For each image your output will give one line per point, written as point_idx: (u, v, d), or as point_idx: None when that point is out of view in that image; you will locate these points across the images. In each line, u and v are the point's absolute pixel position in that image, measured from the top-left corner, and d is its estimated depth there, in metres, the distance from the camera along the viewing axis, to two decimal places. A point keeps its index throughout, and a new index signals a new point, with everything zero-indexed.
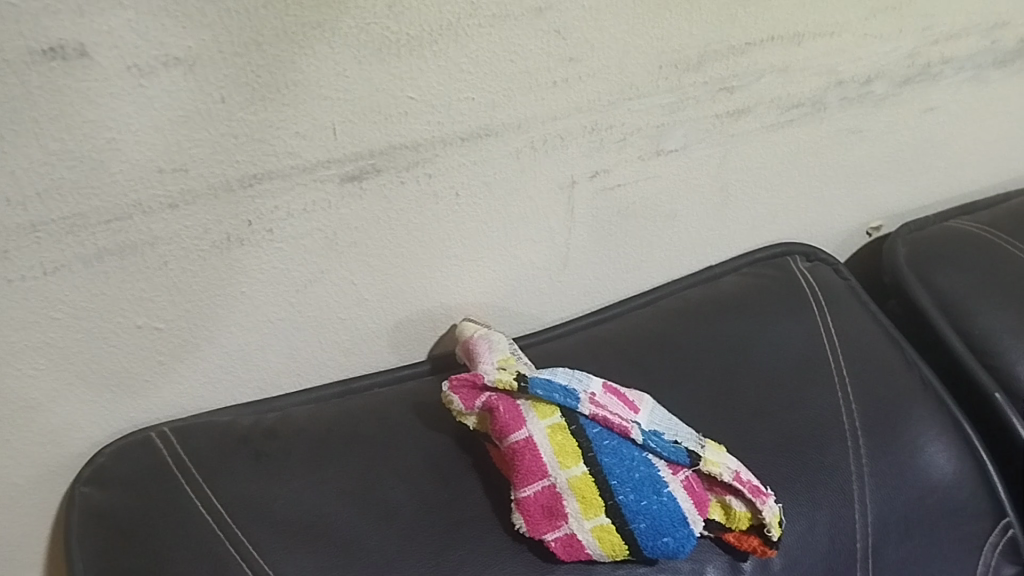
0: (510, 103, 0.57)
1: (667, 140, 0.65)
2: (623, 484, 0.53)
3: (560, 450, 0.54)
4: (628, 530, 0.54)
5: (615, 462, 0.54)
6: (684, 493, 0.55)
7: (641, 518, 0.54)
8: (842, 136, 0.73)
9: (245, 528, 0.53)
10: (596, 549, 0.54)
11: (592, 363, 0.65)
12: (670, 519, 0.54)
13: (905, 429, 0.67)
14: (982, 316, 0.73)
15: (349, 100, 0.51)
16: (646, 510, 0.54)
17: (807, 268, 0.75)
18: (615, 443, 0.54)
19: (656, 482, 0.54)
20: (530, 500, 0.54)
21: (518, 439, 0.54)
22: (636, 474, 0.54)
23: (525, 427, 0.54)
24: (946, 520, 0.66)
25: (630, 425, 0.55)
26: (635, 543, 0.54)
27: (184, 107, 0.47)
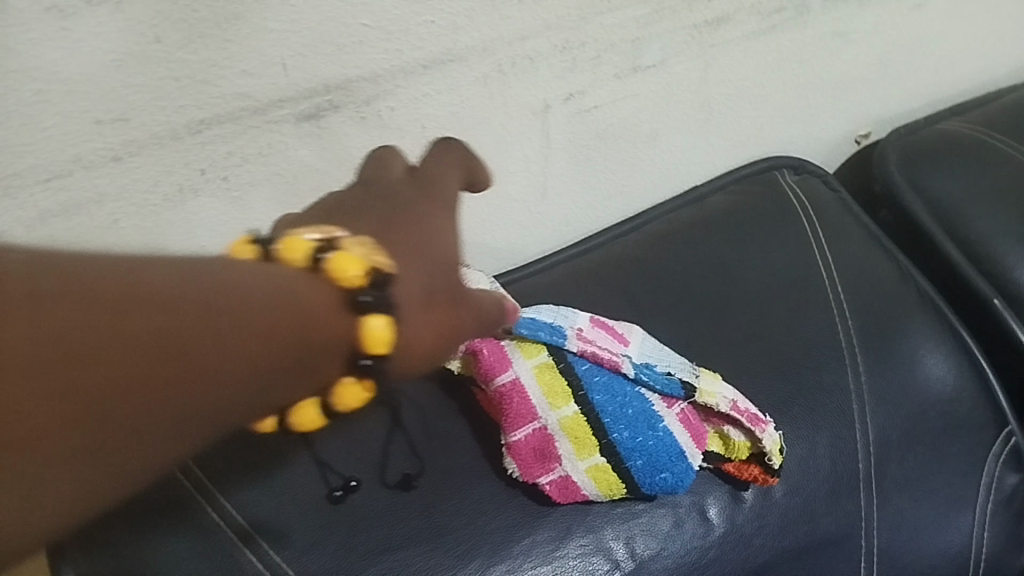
0: (474, 24, 0.53)
1: (644, 54, 0.61)
2: (617, 421, 0.51)
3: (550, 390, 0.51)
4: (624, 468, 0.52)
5: (607, 399, 0.51)
6: (680, 427, 0.53)
7: (638, 455, 0.52)
8: (827, 40, 0.69)
9: (225, 490, 0.51)
10: (592, 489, 0.52)
11: (578, 295, 0.62)
12: (667, 454, 0.52)
13: (903, 342, 0.65)
14: (977, 221, 0.70)
15: (297, 32, 0.47)
16: (642, 447, 0.51)
17: (796, 182, 0.72)
18: (606, 379, 0.52)
19: (651, 417, 0.52)
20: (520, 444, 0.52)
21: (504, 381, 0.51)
22: (630, 410, 0.52)
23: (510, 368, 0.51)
24: (947, 433, 0.64)
25: (620, 359, 0.53)
26: (632, 480, 0.52)
27: (115, 50, 0.43)
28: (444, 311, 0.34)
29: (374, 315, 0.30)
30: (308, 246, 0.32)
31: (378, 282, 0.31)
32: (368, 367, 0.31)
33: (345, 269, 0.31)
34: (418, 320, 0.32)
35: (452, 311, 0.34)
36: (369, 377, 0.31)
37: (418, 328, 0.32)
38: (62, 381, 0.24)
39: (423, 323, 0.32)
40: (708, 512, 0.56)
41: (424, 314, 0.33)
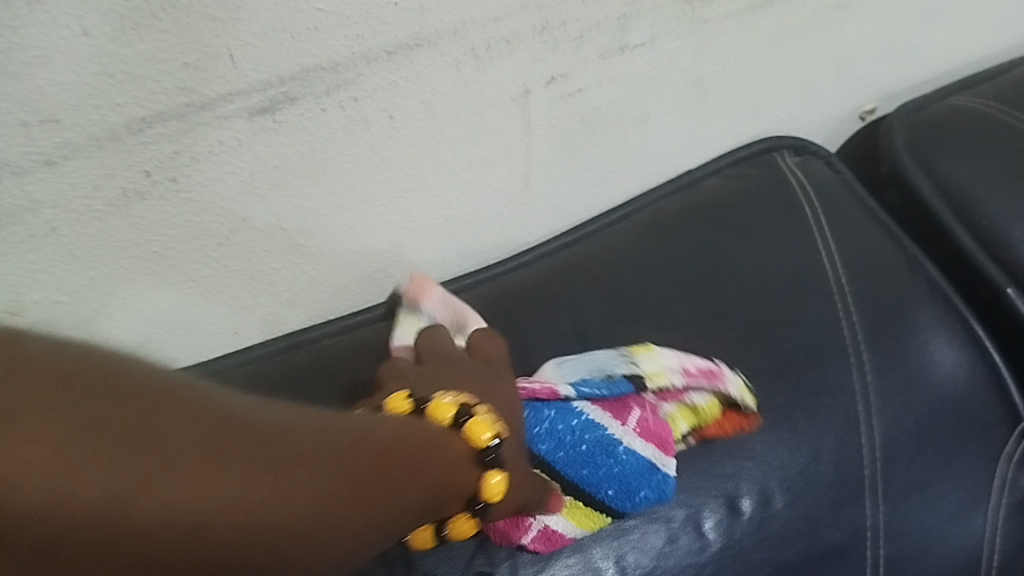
0: (443, 5, 0.48)
1: (631, 33, 0.56)
2: (571, 459, 0.50)
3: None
4: (598, 501, 0.50)
5: (557, 441, 0.50)
6: (641, 440, 0.51)
7: (603, 486, 0.49)
8: (829, 12, 0.64)
9: None
10: (576, 532, 0.50)
11: (565, 295, 0.58)
12: (632, 475, 0.50)
13: (911, 337, 0.62)
14: (989, 203, 0.66)
15: (244, 19, 0.43)
16: (607, 477, 0.49)
17: (797, 164, 0.68)
18: (549, 418, 0.50)
19: (607, 445, 0.50)
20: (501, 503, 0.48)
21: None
22: (583, 447, 0.50)
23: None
24: (959, 433, 0.61)
25: (555, 385, 0.51)
26: (611, 509, 0.50)
27: (38, 45, 0.38)
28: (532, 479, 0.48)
29: (496, 475, 0.44)
30: (450, 407, 0.45)
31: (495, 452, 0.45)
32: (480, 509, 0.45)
33: (478, 431, 0.44)
34: (528, 485, 0.48)
35: (530, 479, 0.48)
36: (479, 514, 0.45)
37: (519, 491, 0.47)
38: (307, 491, 0.34)
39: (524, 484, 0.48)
40: (705, 526, 0.53)
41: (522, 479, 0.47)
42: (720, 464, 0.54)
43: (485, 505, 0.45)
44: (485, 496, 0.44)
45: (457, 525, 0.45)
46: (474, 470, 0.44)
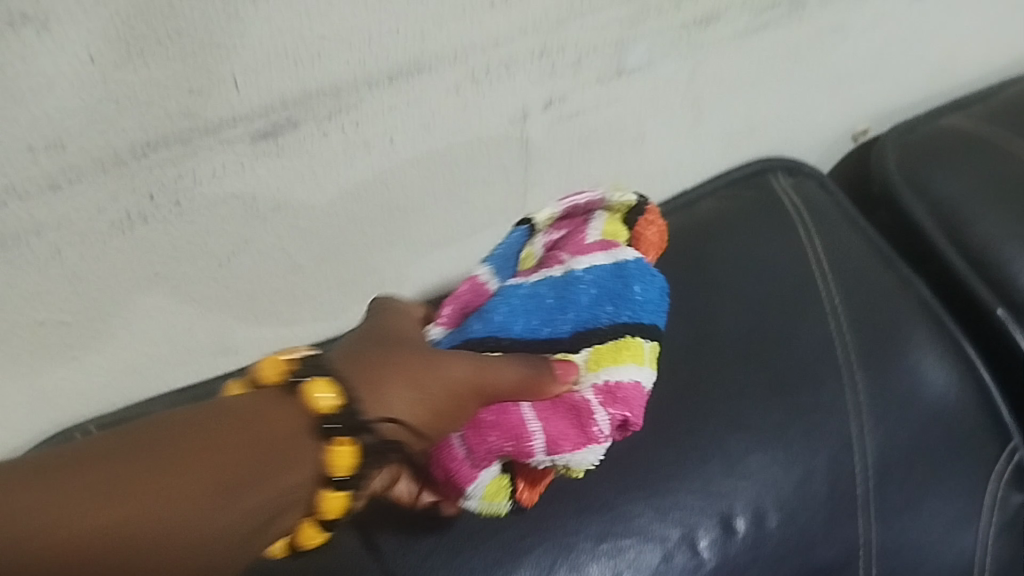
0: (443, 31, 0.49)
1: (629, 57, 0.57)
2: (537, 317, 0.44)
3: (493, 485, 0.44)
4: (610, 327, 0.44)
5: (516, 316, 0.44)
6: (589, 254, 0.46)
7: (594, 308, 0.44)
8: (823, 36, 0.65)
9: None
10: (634, 371, 0.42)
11: None
12: (611, 291, 0.45)
13: (904, 357, 0.62)
14: (979, 224, 0.67)
15: (249, 46, 0.43)
16: (584, 293, 0.44)
17: (790, 185, 0.69)
18: (492, 305, 0.45)
19: (565, 286, 0.45)
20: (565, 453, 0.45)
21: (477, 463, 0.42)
22: (545, 299, 0.45)
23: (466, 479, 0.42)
24: (950, 451, 0.61)
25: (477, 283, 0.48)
26: (631, 322, 0.44)
27: (45, 73, 0.39)
28: (423, 377, 0.38)
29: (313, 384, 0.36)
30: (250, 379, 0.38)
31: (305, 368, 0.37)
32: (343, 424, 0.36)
33: (269, 370, 0.37)
34: (426, 388, 0.38)
35: (426, 377, 0.39)
36: (334, 439, 0.35)
37: (408, 404, 0.38)
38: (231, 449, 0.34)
39: (409, 387, 0.38)
40: (699, 545, 0.54)
41: (412, 388, 0.38)
42: (714, 483, 0.55)
43: (337, 419, 0.36)
44: (315, 409, 0.35)
45: (329, 467, 0.35)
46: (293, 400, 0.36)
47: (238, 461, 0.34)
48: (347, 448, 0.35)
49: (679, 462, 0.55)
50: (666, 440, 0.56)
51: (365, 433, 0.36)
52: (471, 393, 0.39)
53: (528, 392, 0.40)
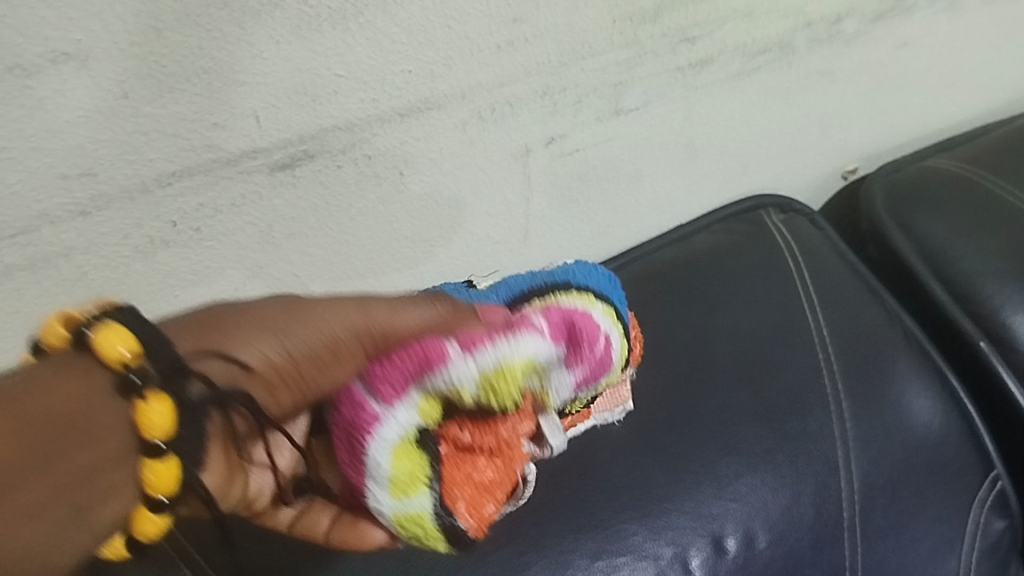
0: (452, 72, 0.52)
1: (627, 98, 0.60)
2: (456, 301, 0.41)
3: (398, 453, 0.34)
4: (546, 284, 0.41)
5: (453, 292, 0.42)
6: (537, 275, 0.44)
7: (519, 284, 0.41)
8: (813, 79, 0.68)
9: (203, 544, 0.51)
10: (574, 303, 0.39)
11: None
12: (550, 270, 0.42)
13: (890, 388, 0.65)
14: (962, 260, 0.70)
15: (270, 84, 0.46)
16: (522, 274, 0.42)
17: (781, 221, 0.71)
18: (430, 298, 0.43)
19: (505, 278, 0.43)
20: (494, 421, 0.36)
21: (380, 397, 0.34)
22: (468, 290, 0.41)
23: (367, 422, 0.34)
24: (933, 478, 0.64)
25: None
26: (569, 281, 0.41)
27: (81, 106, 0.42)
28: (281, 322, 0.34)
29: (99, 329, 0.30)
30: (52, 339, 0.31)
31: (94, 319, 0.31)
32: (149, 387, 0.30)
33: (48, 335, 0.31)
34: (291, 333, 0.33)
35: (294, 317, 0.36)
36: (140, 394, 0.30)
37: (252, 348, 0.33)
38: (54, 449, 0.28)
39: (247, 333, 0.33)
40: (691, 564, 0.56)
41: (266, 333, 0.33)
42: (705, 505, 0.57)
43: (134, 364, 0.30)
44: (106, 357, 0.30)
45: (140, 427, 0.29)
46: (89, 354, 0.30)
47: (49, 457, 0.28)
48: (159, 403, 0.30)
49: (671, 485, 0.57)
50: (659, 464, 0.58)
51: (188, 378, 0.31)
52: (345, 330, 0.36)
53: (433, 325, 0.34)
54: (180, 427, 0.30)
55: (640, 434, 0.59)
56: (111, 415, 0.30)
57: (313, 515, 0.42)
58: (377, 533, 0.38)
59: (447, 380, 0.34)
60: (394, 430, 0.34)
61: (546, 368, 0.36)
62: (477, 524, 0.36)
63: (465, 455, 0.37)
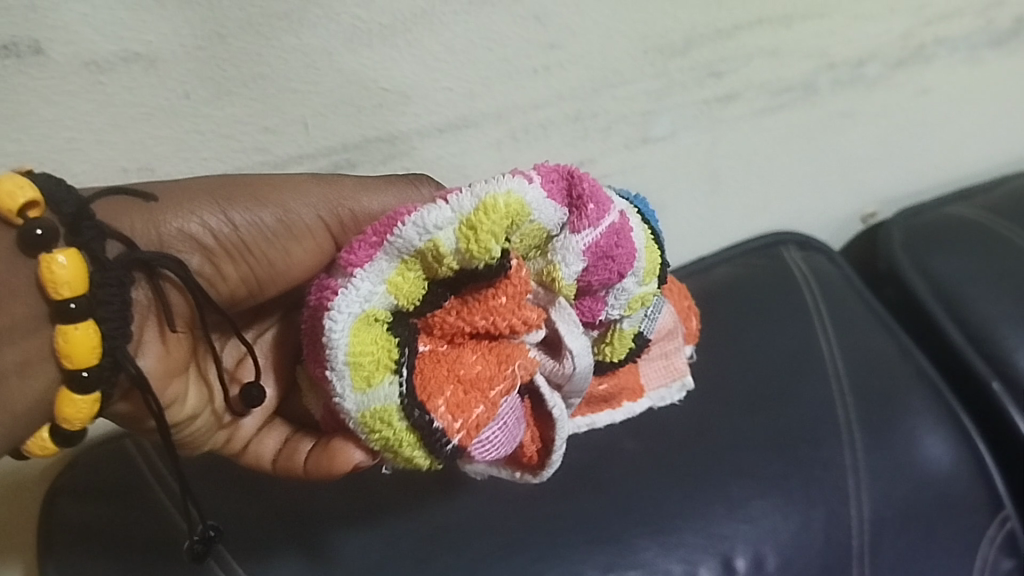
0: (490, 93, 0.54)
1: (654, 127, 0.62)
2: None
3: (359, 332, 0.38)
4: None
5: None
6: None
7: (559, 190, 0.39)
8: (835, 120, 0.71)
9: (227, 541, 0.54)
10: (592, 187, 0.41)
11: None
12: None
13: (903, 423, 0.66)
14: (978, 303, 0.71)
15: (320, 93, 0.49)
16: None
17: (801, 258, 0.73)
18: None
19: None
20: (477, 306, 0.39)
21: (345, 272, 0.38)
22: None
23: (333, 297, 0.38)
24: (943, 514, 0.65)
25: None
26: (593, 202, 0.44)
27: (144, 103, 0.45)
28: (233, 194, 0.39)
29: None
30: None
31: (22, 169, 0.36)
32: (45, 240, 0.34)
33: None
34: (235, 203, 0.39)
35: (248, 197, 0.40)
36: (45, 247, 0.34)
37: (198, 215, 0.39)
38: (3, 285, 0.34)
39: (199, 199, 0.39)
40: None
41: (210, 203, 0.39)
42: (716, 525, 0.59)
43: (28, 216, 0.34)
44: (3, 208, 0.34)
45: (52, 283, 0.34)
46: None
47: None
48: (65, 254, 0.34)
49: (683, 504, 0.59)
50: (673, 483, 0.59)
51: (100, 234, 0.35)
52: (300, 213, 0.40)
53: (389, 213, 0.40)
54: (92, 281, 0.35)
55: (655, 453, 0.60)
56: (24, 267, 0.34)
57: (295, 447, 0.45)
58: (353, 453, 0.41)
59: (404, 246, 0.37)
60: (357, 303, 0.37)
61: (529, 226, 0.37)
62: (461, 424, 0.39)
63: (452, 354, 0.40)
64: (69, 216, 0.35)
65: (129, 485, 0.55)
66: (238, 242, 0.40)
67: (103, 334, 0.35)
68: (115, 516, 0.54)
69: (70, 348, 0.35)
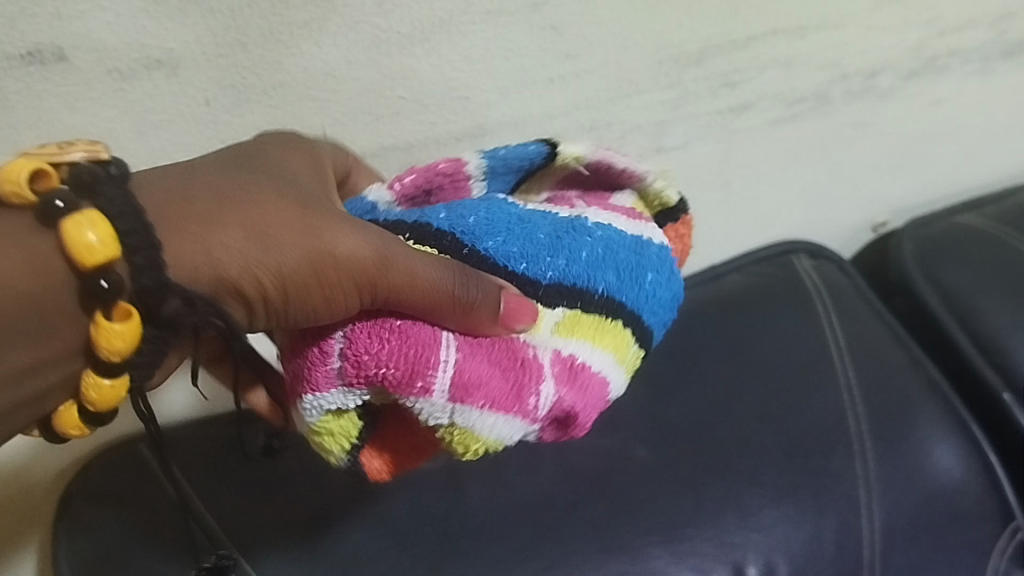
0: (506, 102, 0.55)
1: (668, 136, 0.63)
2: (512, 245, 0.37)
3: (336, 418, 0.36)
4: (600, 295, 0.37)
5: (493, 210, 0.38)
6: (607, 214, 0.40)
7: (596, 270, 0.37)
8: (847, 130, 0.71)
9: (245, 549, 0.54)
10: (605, 367, 0.37)
11: None
12: (622, 264, 0.38)
13: (913, 433, 0.66)
14: (988, 313, 0.71)
15: (339, 101, 0.49)
16: (592, 258, 0.37)
17: (812, 267, 0.73)
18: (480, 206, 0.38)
19: (570, 221, 0.38)
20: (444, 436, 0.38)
21: (344, 384, 0.35)
22: (540, 234, 0.37)
23: (321, 390, 0.35)
24: (954, 524, 0.65)
25: (461, 170, 0.41)
26: (628, 307, 0.38)
27: (166, 110, 0.45)
28: (277, 233, 0.34)
29: (78, 214, 0.31)
30: (30, 173, 0.32)
31: (105, 179, 0.32)
32: (107, 301, 0.32)
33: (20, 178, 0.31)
34: (275, 246, 0.34)
35: (291, 237, 0.35)
36: (104, 304, 0.32)
37: (233, 255, 0.34)
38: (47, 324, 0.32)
39: (237, 237, 0.34)
40: None
41: (249, 240, 0.34)
42: (727, 534, 0.59)
43: (108, 272, 0.31)
44: (75, 256, 0.31)
45: (103, 341, 0.33)
46: (53, 234, 0.32)
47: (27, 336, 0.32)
48: (123, 317, 0.32)
49: (694, 512, 0.59)
50: (685, 492, 0.59)
51: (167, 299, 0.33)
52: (333, 268, 0.34)
53: (443, 301, 0.34)
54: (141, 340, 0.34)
55: (668, 461, 0.61)
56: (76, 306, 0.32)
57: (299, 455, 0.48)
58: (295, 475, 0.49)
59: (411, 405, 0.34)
60: (339, 405, 0.35)
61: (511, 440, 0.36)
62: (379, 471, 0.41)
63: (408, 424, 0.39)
64: (149, 282, 0.32)
65: (143, 489, 0.55)
66: (269, 287, 0.35)
67: (128, 383, 0.35)
68: (129, 522, 0.54)
69: (93, 391, 0.34)
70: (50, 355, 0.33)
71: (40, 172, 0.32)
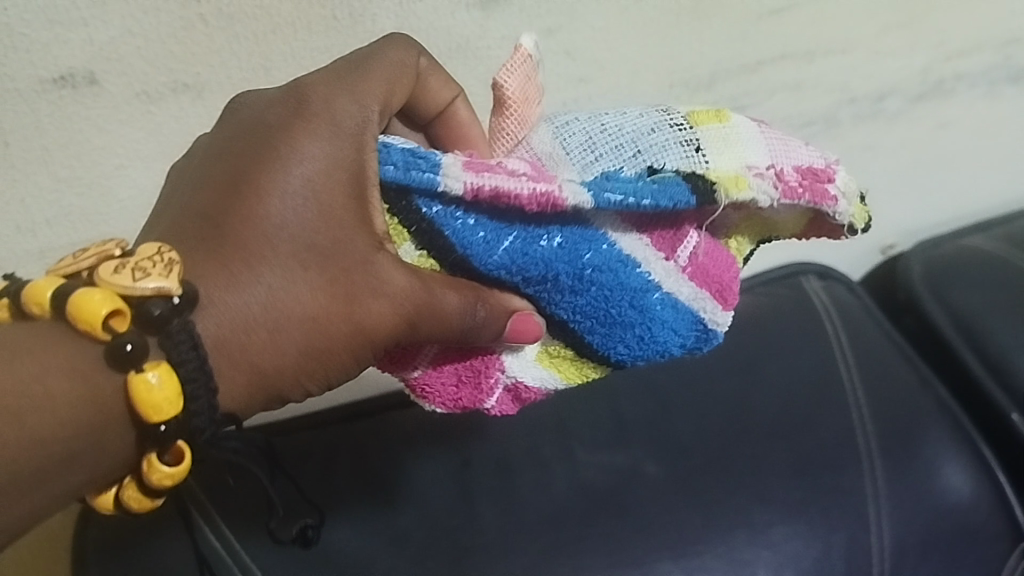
0: None
1: None
2: (554, 291, 0.38)
3: None
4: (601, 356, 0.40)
5: (565, 256, 0.37)
6: (681, 281, 0.39)
7: (612, 339, 0.39)
8: (855, 153, 0.72)
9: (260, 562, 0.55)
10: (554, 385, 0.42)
11: (597, 398, 0.65)
12: (646, 340, 0.39)
13: (923, 452, 0.67)
14: (999, 333, 0.72)
15: None
16: (617, 327, 0.38)
17: (821, 288, 0.74)
18: (554, 243, 0.36)
19: (633, 289, 0.38)
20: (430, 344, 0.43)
21: None
22: (590, 288, 0.38)
23: None
24: (966, 543, 0.65)
25: (553, 201, 0.34)
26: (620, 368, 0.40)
27: (191, 133, 0.47)
28: (310, 325, 0.36)
29: (150, 371, 0.33)
30: (102, 314, 0.32)
31: (178, 323, 0.33)
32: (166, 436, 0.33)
33: (93, 319, 0.32)
34: (313, 342, 0.36)
35: (325, 325, 0.36)
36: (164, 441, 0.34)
37: (276, 365, 0.36)
38: (109, 446, 0.34)
39: (275, 341, 0.36)
40: None
41: (288, 345, 0.36)
42: (738, 550, 0.59)
43: (172, 424, 0.33)
44: (146, 406, 0.32)
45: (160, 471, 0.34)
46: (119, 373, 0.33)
47: (90, 461, 0.34)
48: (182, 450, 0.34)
49: (705, 529, 0.59)
50: (696, 508, 0.60)
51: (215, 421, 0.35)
52: (369, 342, 0.37)
53: (467, 338, 0.37)
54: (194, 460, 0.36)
55: (678, 478, 0.61)
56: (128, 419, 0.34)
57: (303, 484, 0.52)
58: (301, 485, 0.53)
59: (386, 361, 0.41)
60: None
61: None
62: None
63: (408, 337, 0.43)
64: (205, 432, 0.35)
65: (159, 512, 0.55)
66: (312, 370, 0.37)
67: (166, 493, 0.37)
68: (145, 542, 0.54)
69: (135, 501, 0.36)
70: (102, 474, 0.34)
71: (115, 310, 0.32)
